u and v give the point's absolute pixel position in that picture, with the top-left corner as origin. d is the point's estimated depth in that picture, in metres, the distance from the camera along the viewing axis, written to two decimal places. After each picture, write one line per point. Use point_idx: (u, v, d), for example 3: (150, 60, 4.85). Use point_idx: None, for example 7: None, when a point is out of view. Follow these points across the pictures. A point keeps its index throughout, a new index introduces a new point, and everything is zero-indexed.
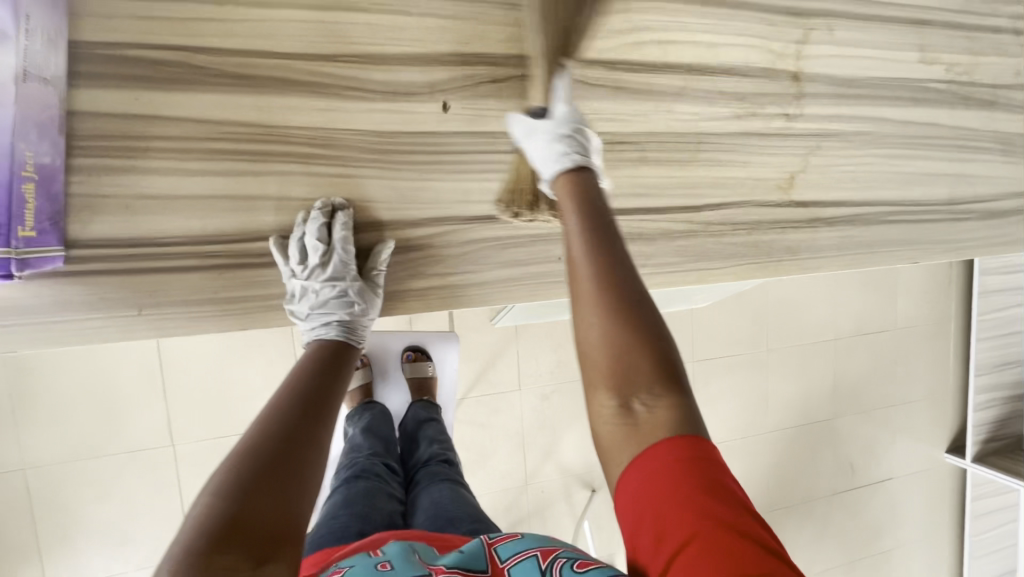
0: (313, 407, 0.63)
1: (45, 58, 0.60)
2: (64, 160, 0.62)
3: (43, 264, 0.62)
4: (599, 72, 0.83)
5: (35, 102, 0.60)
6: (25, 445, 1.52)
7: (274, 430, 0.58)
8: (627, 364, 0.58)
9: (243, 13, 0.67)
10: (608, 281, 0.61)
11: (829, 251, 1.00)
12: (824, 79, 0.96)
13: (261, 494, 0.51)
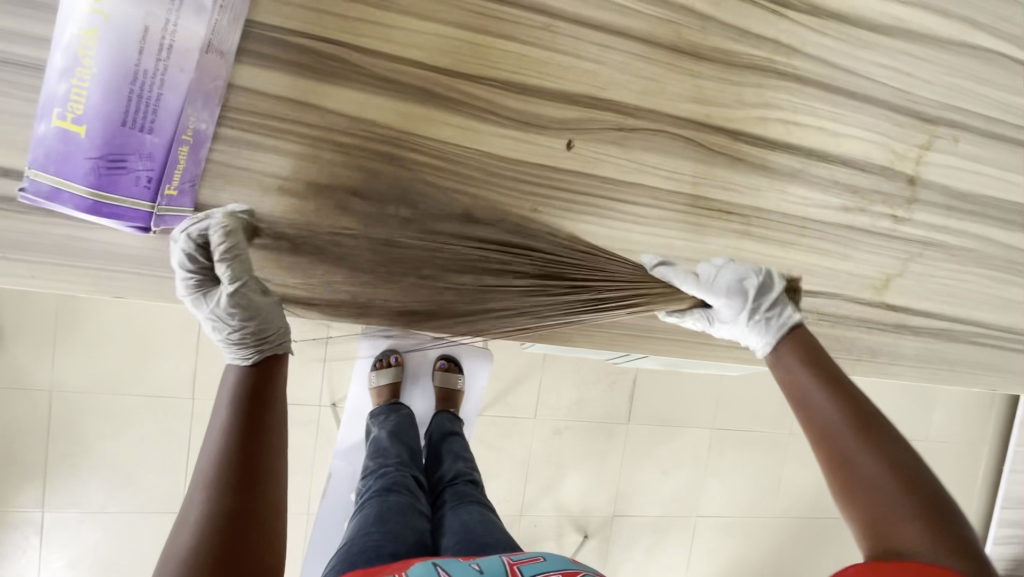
0: (244, 478, 0.55)
1: (227, 34, 0.62)
2: (215, 127, 0.65)
3: (173, 221, 0.65)
4: (721, 139, 0.83)
5: (210, 73, 0.62)
6: (60, 368, 1.55)
7: (202, 529, 0.51)
8: (881, 516, 0.60)
9: (404, 21, 0.69)
10: (881, 464, 0.62)
11: (907, 360, 0.97)
12: (939, 188, 0.95)
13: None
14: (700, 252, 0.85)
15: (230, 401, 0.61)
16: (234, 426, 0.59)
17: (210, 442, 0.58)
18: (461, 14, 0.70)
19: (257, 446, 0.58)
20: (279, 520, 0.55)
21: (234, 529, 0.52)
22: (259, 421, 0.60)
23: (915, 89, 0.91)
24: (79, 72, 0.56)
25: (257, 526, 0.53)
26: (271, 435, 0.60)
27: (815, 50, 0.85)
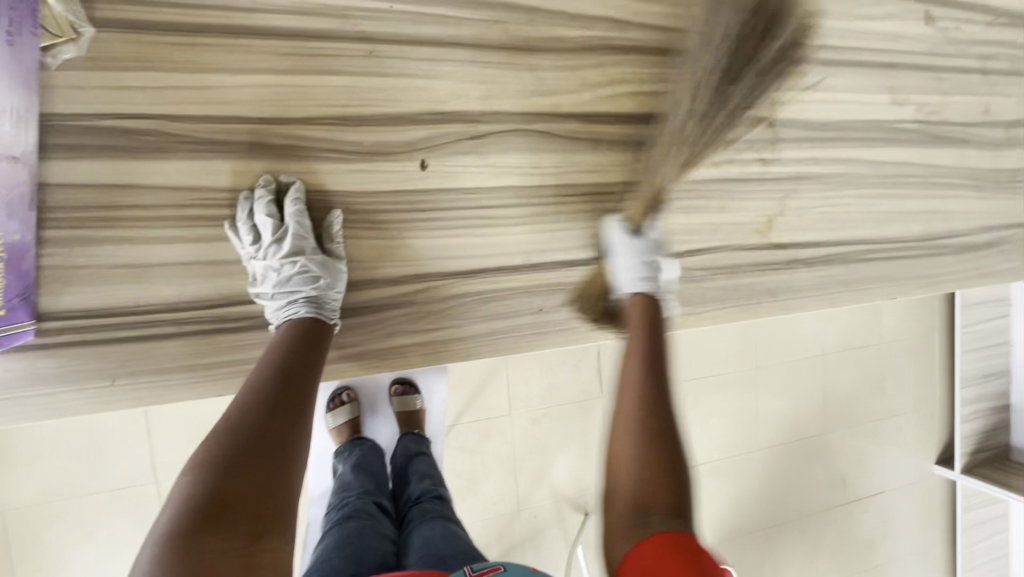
0: (289, 392, 0.61)
1: (13, 137, 0.58)
2: (33, 234, 0.61)
3: (12, 339, 0.61)
4: (576, 125, 0.84)
5: (5, 182, 0.58)
6: None
7: (219, 461, 0.53)
8: (641, 491, 0.68)
9: (215, 79, 0.67)
10: (657, 417, 0.73)
11: (808, 291, 1.02)
12: (798, 123, 0.98)
13: (220, 551, 0.47)
14: (581, 238, 0.86)
15: (273, 353, 0.64)
16: (272, 374, 0.62)
17: (248, 384, 0.61)
18: (274, 59, 0.69)
19: (288, 398, 0.60)
20: (298, 468, 0.57)
21: (250, 466, 0.53)
22: (296, 375, 0.63)
23: None
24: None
25: (273, 469, 0.54)
26: (305, 389, 0.63)
27: (645, 19, 0.86)
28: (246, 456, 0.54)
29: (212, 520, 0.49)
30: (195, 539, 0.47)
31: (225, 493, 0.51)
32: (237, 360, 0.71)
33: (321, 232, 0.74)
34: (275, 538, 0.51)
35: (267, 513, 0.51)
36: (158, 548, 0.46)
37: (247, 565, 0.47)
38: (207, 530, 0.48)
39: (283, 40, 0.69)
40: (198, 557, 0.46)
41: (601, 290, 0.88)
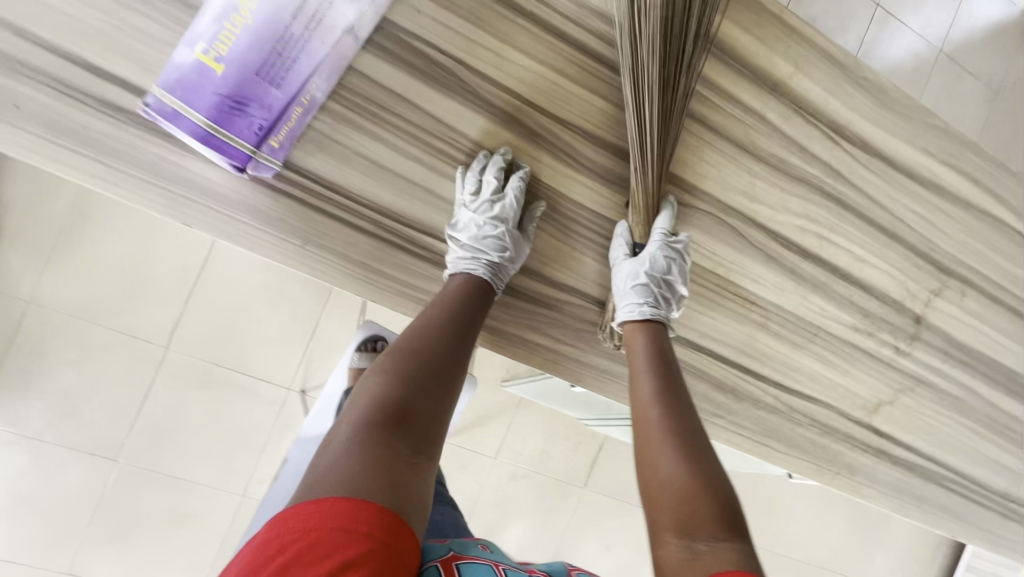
0: (460, 339, 0.69)
1: (366, 23, 0.70)
2: (326, 98, 0.70)
3: (260, 169, 0.68)
4: (761, 236, 0.90)
5: (340, 51, 0.69)
6: (49, 282, 1.49)
7: (400, 381, 0.61)
8: (688, 510, 0.61)
9: (516, 56, 0.76)
10: (665, 419, 0.71)
11: (879, 486, 1.01)
12: (940, 333, 1.02)
13: (393, 449, 0.54)
14: (719, 332, 0.90)
15: (448, 304, 0.72)
16: (447, 323, 0.69)
17: (426, 326, 0.69)
18: (566, 64, 0.78)
19: (455, 349, 0.68)
20: (451, 409, 0.63)
21: (420, 393, 0.61)
22: (463, 331, 0.70)
23: (935, 239, 0.99)
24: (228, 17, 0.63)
25: (433, 400, 0.61)
26: (467, 346, 0.69)
27: (857, 181, 0.94)
28: (419, 384, 0.61)
29: (392, 422, 0.56)
30: (379, 432, 0.55)
31: (400, 407, 0.58)
32: (399, 280, 0.76)
33: (525, 210, 0.80)
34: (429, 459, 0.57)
35: (425, 436, 0.58)
36: (351, 432, 0.54)
37: (411, 468, 0.53)
38: (388, 429, 0.55)
39: (580, 54, 0.78)
40: (378, 446, 0.53)
41: (711, 386, 0.90)
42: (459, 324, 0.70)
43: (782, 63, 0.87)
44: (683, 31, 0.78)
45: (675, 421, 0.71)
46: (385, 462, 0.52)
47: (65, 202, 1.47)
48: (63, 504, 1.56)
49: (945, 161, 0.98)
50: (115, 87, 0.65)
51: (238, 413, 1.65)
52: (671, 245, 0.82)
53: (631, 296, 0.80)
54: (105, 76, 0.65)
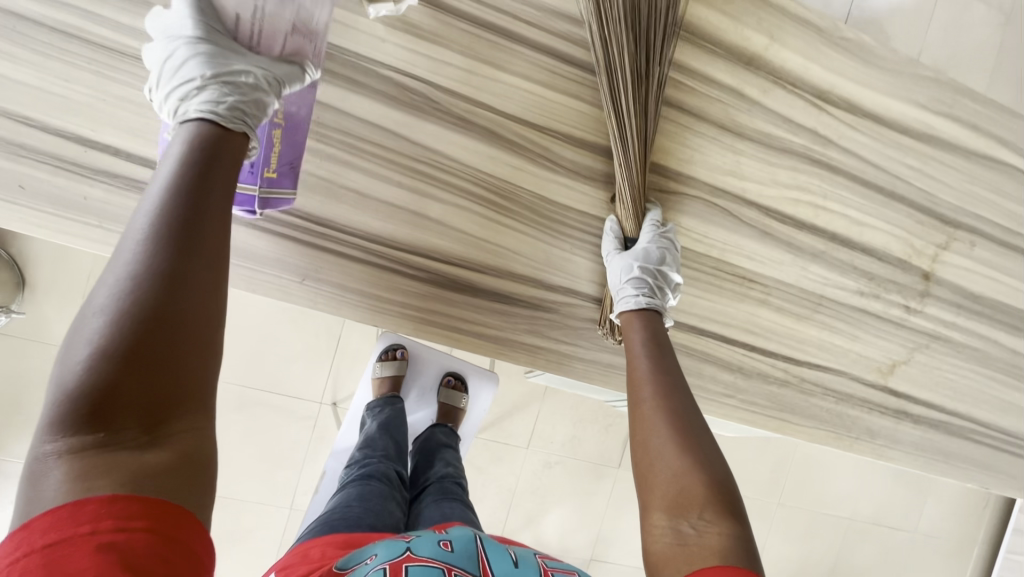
0: (186, 236, 0.48)
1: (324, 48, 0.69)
2: (307, 111, 0.71)
3: (277, 204, 0.70)
4: (752, 213, 0.89)
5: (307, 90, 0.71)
6: None
7: (94, 350, 0.42)
8: (681, 489, 0.64)
9: (482, 69, 0.77)
10: (662, 396, 0.72)
11: (902, 445, 1.01)
12: (952, 286, 0.99)
13: (117, 451, 0.41)
14: (719, 313, 0.90)
15: (169, 217, 0.49)
16: (164, 241, 0.47)
17: (135, 262, 0.46)
18: (533, 70, 0.79)
19: (180, 262, 0.47)
20: (190, 330, 0.46)
21: (133, 344, 0.43)
22: (200, 243, 0.49)
23: (937, 192, 0.97)
24: (167, 75, 0.61)
25: (167, 329, 0.44)
26: (207, 256, 0.49)
27: (847, 144, 0.92)
28: (129, 332, 0.43)
29: (93, 414, 0.41)
30: (76, 435, 0.41)
31: (110, 383, 0.42)
32: (397, 302, 0.79)
33: (481, 212, 0.80)
34: (185, 418, 0.45)
35: (179, 394, 0.45)
36: (50, 444, 0.40)
37: (152, 461, 0.42)
38: (92, 422, 0.41)
39: (547, 58, 0.79)
40: (97, 456, 0.40)
41: (718, 367, 0.91)
42: (194, 238, 0.49)
43: (755, 35, 0.85)
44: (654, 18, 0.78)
45: (669, 404, 0.71)
46: (117, 467, 0.40)
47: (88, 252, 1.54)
48: None
49: (939, 110, 0.95)
50: (107, 156, 0.69)
51: (275, 432, 1.72)
52: (664, 235, 0.83)
53: (626, 288, 0.80)
54: (97, 147, 0.69)
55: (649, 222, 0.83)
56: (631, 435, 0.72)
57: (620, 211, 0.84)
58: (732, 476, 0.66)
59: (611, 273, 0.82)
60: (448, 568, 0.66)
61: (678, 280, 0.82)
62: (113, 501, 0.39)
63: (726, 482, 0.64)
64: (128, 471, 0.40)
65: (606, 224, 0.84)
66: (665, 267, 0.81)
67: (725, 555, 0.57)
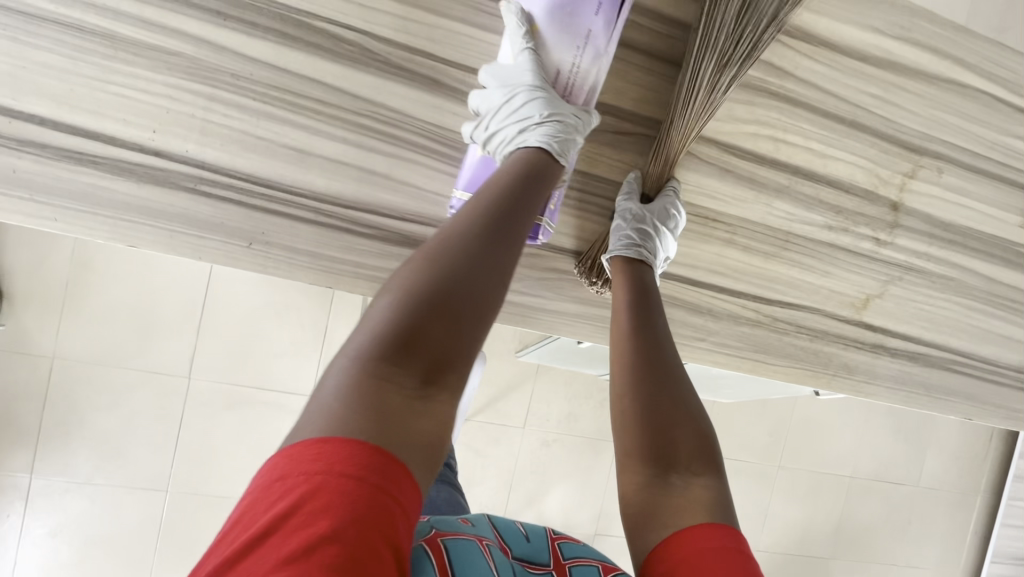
0: (497, 239, 0.56)
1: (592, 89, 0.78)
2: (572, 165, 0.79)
3: None
4: (711, 151, 0.87)
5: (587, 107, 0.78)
6: (67, 336, 1.55)
7: (409, 301, 0.50)
8: (667, 445, 0.65)
9: (419, 14, 0.75)
10: (642, 352, 0.71)
11: (882, 381, 1.00)
12: (922, 216, 0.98)
13: (391, 385, 0.47)
14: (685, 255, 0.88)
15: (477, 217, 0.57)
16: (469, 234, 0.55)
17: (446, 240, 0.54)
18: (472, 12, 0.76)
19: (487, 259, 0.54)
20: (478, 328, 0.52)
21: (436, 308, 0.50)
22: (500, 250, 0.56)
23: (901, 119, 0.95)
24: (502, 112, 0.72)
25: (466, 320, 0.51)
26: (505, 261, 0.56)
27: (804, 74, 0.90)
28: (437, 295, 0.51)
29: (398, 352, 0.48)
30: (383, 371, 0.47)
31: (414, 336, 0.49)
32: (350, 262, 0.77)
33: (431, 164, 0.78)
34: (442, 390, 0.50)
35: (446, 377, 0.50)
36: (353, 363, 0.47)
37: (413, 406, 0.47)
38: (394, 358, 0.48)
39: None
40: (379, 383, 0.47)
41: (687, 310, 0.89)
42: (484, 235, 0.56)
43: None
44: None
45: (648, 360, 0.70)
46: (385, 406, 0.46)
47: (64, 256, 1.52)
48: (126, 540, 1.65)
49: (897, 34, 0.92)
50: (33, 126, 0.67)
51: (268, 426, 1.70)
52: (674, 199, 0.83)
53: (626, 232, 0.78)
54: (22, 117, 0.66)
55: (672, 193, 0.83)
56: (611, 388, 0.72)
57: (655, 166, 0.82)
58: (713, 430, 0.67)
59: (618, 222, 0.80)
60: (481, 539, 0.60)
61: (669, 257, 0.82)
62: (349, 446, 0.43)
63: (710, 438, 0.66)
64: (393, 406, 0.46)
65: (631, 177, 0.83)
66: (665, 234, 0.80)
67: (713, 507, 0.61)
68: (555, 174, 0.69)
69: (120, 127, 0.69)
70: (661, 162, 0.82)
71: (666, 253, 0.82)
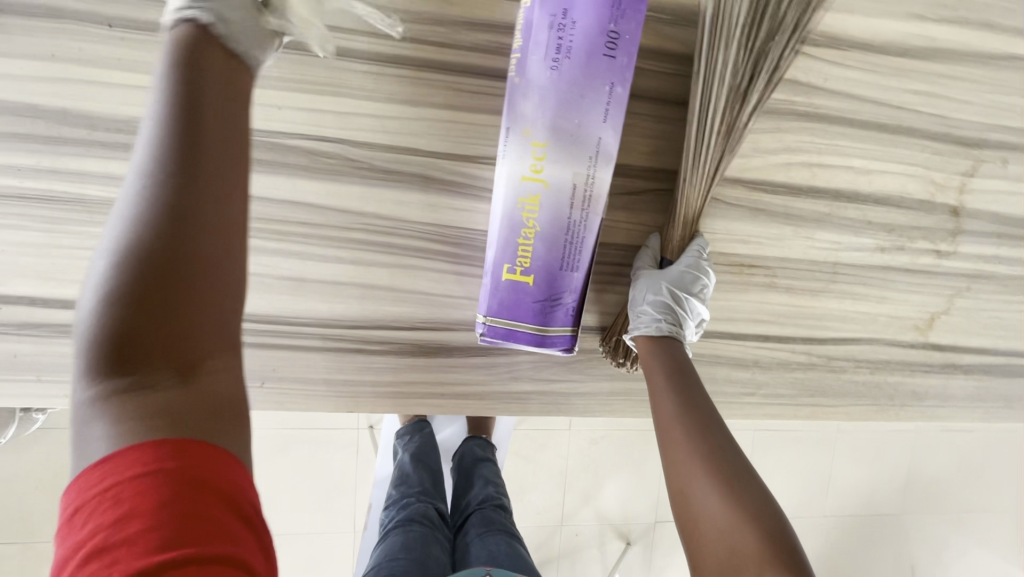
0: (194, 155, 0.47)
1: (602, 175, 0.64)
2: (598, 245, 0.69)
3: (556, 341, 0.68)
4: (738, 192, 0.78)
5: (597, 191, 0.65)
6: (25, 516, 1.23)
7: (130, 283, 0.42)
8: (731, 548, 0.54)
9: (398, 111, 0.68)
10: (694, 438, 0.62)
11: (956, 401, 0.91)
12: (988, 215, 0.87)
13: (140, 392, 0.41)
14: (722, 310, 0.81)
15: (159, 155, 0.46)
16: (166, 172, 0.46)
17: (132, 207, 0.45)
18: (452, 95, 0.68)
19: (177, 182, 0.45)
20: (207, 267, 0.45)
21: (165, 288, 0.43)
22: (212, 157, 0.48)
23: (953, 112, 0.83)
24: (509, 219, 0.64)
25: (186, 267, 0.44)
26: (219, 192, 0.48)
27: (836, 85, 0.78)
28: (155, 279, 0.43)
29: (122, 349, 0.41)
30: (115, 370, 0.41)
31: (171, 307, 0.43)
32: (368, 381, 0.73)
33: (433, 263, 0.72)
34: (221, 355, 0.45)
35: (193, 332, 0.44)
36: (97, 384, 0.41)
37: (191, 391, 0.42)
38: (122, 360, 0.41)
39: (465, 79, 0.68)
40: (137, 397, 0.41)
41: (731, 367, 0.83)
42: (202, 169, 0.47)
43: None
44: (734, 12, 0.66)
45: (706, 446, 0.61)
46: (144, 410, 0.40)
47: None
48: None
49: (943, 16, 0.79)
50: (22, 307, 0.65)
51: (301, 561, 1.44)
52: (701, 261, 0.73)
53: (644, 309, 0.71)
54: (10, 301, 0.64)
55: (696, 249, 0.74)
56: (668, 485, 0.63)
57: (678, 232, 0.73)
58: (793, 527, 0.55)
59: (634, 298, 0.73)
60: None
61: (704, 314, 0.73)
62: (158, 445, 0.39)
63: (786, 535, 0.54)
64: (172, 402, 0.41)
65: (646, 246, 0.76)
66: (687, 295, 0.71)
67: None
68: (243, 76, 0.54)
69: None
70: (685, 225, 0.73)
71: (697, 312, 0.73)
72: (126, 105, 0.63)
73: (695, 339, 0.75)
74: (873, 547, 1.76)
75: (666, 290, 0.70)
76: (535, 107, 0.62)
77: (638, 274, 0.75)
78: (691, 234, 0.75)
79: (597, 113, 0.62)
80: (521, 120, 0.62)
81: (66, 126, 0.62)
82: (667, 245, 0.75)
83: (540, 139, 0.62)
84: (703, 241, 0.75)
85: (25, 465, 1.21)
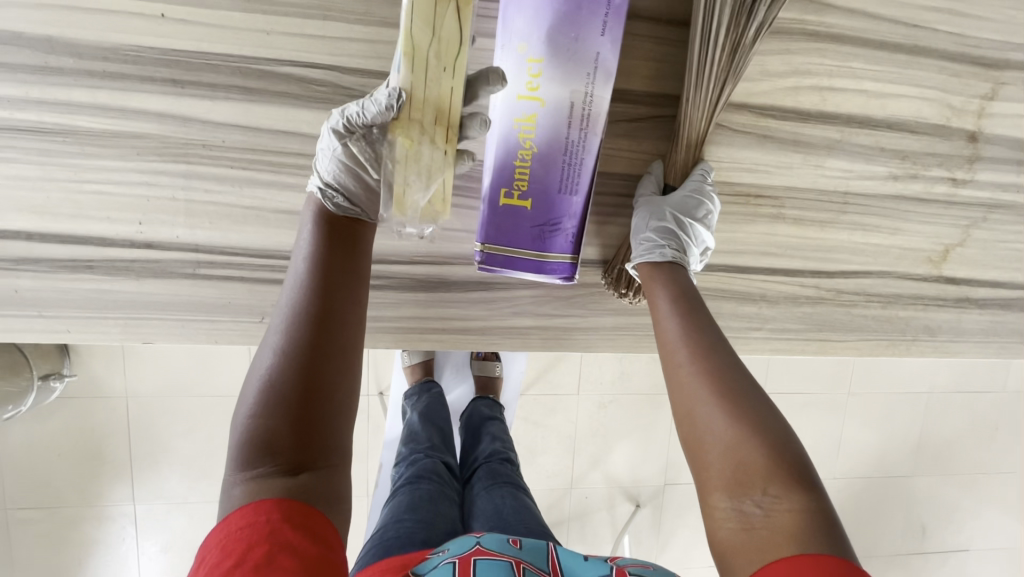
0: (338, 282, 0.55)
1: (602, 91, 0.62)
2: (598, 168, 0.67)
3: (556, 267, 0.69)
4: (744, 117, 0.75)
5: (596, 110, 0.63)
6: (44, 477, 1.25)
7: (271, 404, 0.48)
8: (737, 463, 0.54)
9: (389, 34, 0.65)
10: (700, 360, 0.61)
11: (969, 336, 0.89)
12: (1008, 141, 0.83)
13: (276, 477, 0.46)
14: (727, 242, 0.79)
15: (308, 282, 0.54)
16: (315, 297, 0.53)
17: (288, 327, 0.52)
18: None
19: (322, 306, 0.53)
20: (344, 387, 0.52)
21: (308, 401, 0.49)
22: (338, 298, 0.54)
23: (976, 31, 0.78)
24: (506, 142, 0.64)
25: (334, 385, 0.51)
26: (353, 320, 0.54)
27: (853, 1, 0.74)
28: (303, 391, 0.49)
29: (266, 445, 0.47)
30: (259, 460, 0.46)
31: (300, 425, 0.48)
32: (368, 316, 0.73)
33: None
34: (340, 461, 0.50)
35: (325, 438, 0.49)
36: (245, 468, 0.46)
37: (316, 482, 0.47)
38: (265, 454, 0.47)
39: None
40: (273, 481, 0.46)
41: (737, 301, 0.81)
42: (338, 288, 0.55)
43: None
44: None
45: (711, 366, 0.60)
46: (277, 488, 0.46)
47: None
48: None
49: None
50: (21, 242, 0.65)
51: None
52: (704, 187, 0.73)
53: (647, 236, 0.70)
54: (9, 236, 0.65)
55: (698, 175, 0.73)
56: (672, 408, 0.62)
57: (680, 156, 0.72)
58: (799, 439, 0.55)
59: (636, 225, 0.72)
60: (517, 564, 0.60)
61: (708, 241, 0.72)
62: (262, 503, 0.45)
63: (791, 447, 0.54)
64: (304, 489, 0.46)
65: (647, 174, 0.75)
66: (691, 221, 0.70)
67: (802, 538, 0.49)
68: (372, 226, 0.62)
69: (105, 227, 0.66)
70: (687, 149, 0.72)
71: (701, 239, 0.72)
72: (112, 31, 0.61)
73: (698, 267, 0.74)
74: (885, 507, 1.75)
75: (670, 216, 0.69)
76: (530, 21, 0.59)
77: (640, 201, 0.73)
78: (694, 158, 0.74)
79: (594, 25, 0.59)
80: (515, 35, 0.59)
81: (53, 55, 0.61)
82: (670, 170, 0.74)
83: (536, 55, 0.60)
84: (705, 166, 0.74)
85: (41, 426, 1.23)
